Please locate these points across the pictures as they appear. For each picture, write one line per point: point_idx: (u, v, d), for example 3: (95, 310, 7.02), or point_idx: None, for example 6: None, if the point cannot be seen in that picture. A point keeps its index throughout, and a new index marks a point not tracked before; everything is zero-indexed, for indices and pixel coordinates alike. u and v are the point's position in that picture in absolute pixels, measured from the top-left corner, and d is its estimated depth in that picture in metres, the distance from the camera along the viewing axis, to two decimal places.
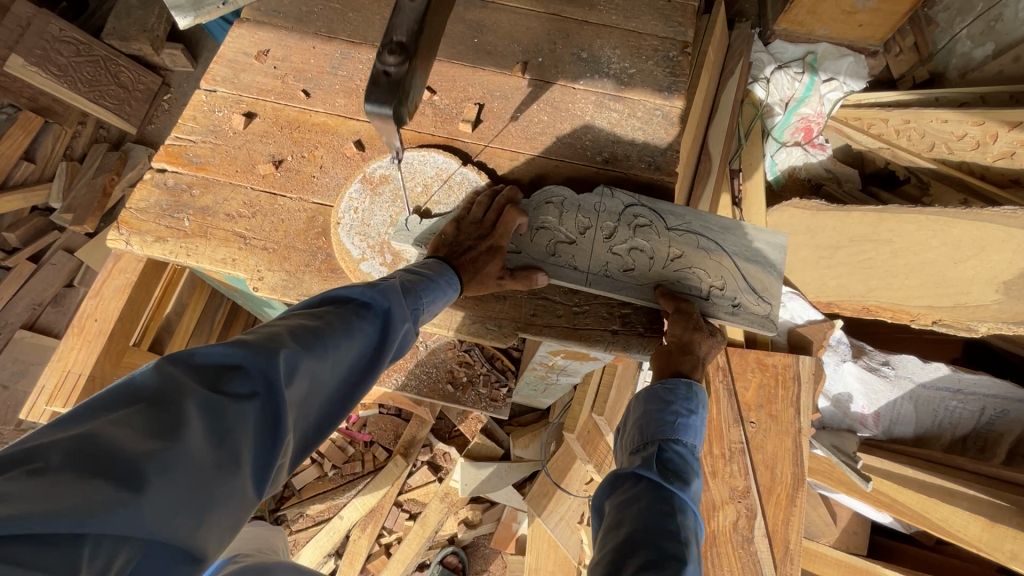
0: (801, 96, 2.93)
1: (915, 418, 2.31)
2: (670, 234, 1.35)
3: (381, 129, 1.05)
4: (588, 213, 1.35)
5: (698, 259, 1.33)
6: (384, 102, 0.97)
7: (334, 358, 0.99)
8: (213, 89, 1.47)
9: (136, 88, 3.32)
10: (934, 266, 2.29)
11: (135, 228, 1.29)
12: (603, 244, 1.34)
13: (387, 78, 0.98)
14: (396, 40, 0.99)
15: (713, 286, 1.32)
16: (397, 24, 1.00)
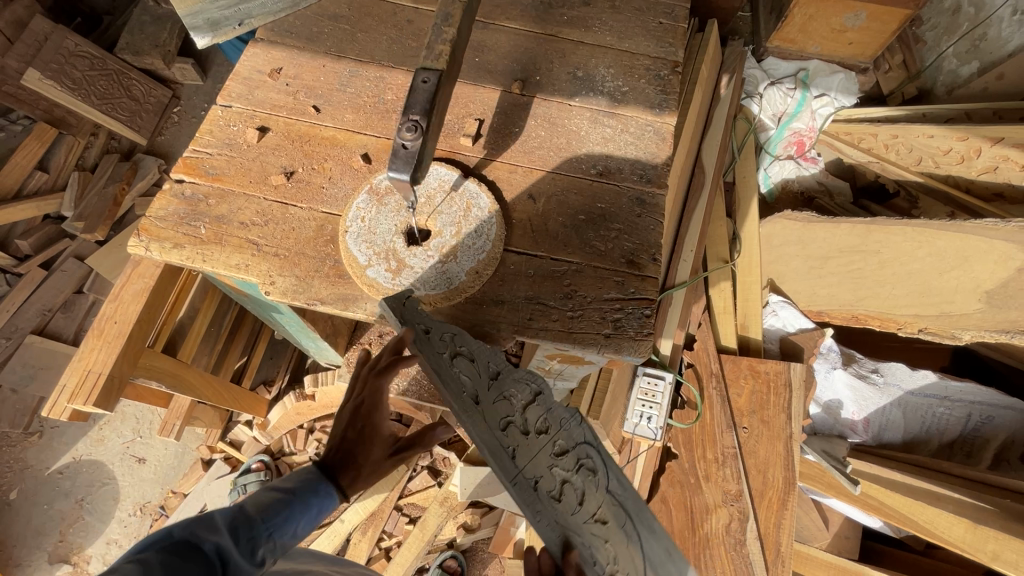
0: (793, 111, 3.03)
1: (903, 424, 2.36)
2: (604, 497, 1.37)
3: (400, 190, 1.22)
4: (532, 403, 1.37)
5: (617, 541, 1.34)
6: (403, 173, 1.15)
7: (273, 537, 1.25)
8: (228, 104, 1.55)
9: (147, 101, 3.42)
10: (920, 276, 2.36)
11: (154, 235, 1.36)
12: (547, 458, 1.36)
13: (405, 150, 1.15)
14: (412, 118, 1.16)
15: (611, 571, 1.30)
16: (412, 105, 1.18)
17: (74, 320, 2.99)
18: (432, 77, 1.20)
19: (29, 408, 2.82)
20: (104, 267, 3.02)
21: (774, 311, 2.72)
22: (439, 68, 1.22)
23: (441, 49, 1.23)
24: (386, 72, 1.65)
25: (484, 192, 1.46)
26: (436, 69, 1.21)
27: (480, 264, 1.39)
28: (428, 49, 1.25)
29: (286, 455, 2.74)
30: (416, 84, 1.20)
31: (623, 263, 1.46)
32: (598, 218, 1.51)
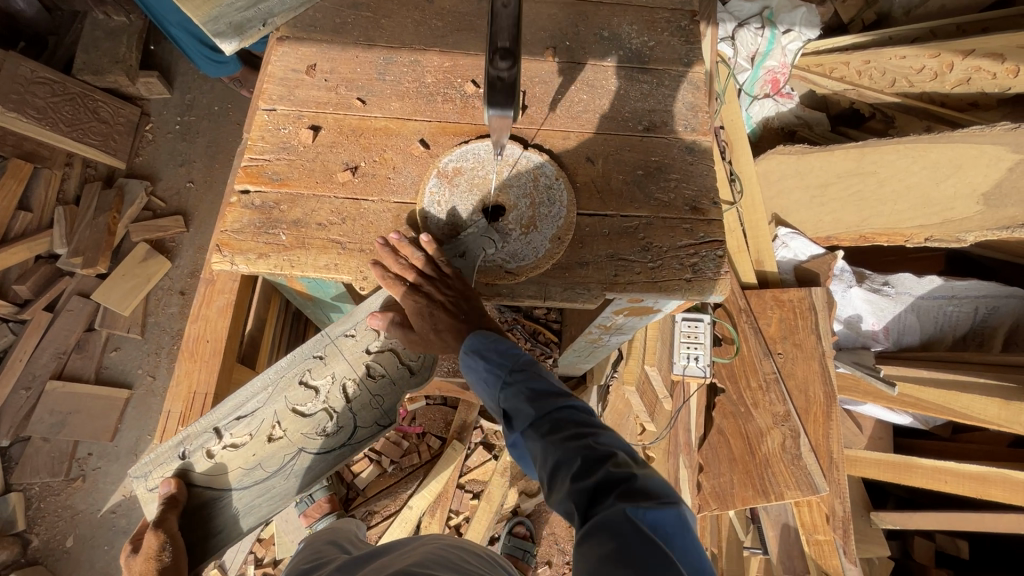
0: (765, 50, 3.07)
1: (919, 326, 2.57)
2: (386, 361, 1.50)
3: (497, 124, 1.23)
4: (390, 375, 1.51)
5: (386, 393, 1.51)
6: (504, 105, 1.16)
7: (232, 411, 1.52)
8: (272, 107, 1.53)
9: (116, 122, 3.23)
10: (920, 189, 2.54)
11: (236, 248, 1.35)
12: (346, 380, 1.51)
13: (501, 82, 1.14)
14: (502, 47, 1.13)
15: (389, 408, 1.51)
16: (498, 31, 1.13)
17: (92, 359, 2.90)
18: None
19: (66, 454, 2.76)
20: (113, 299, 2.92)
21: (785, 243, 2.80)
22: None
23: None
24: (420, 55, 1.64)
25: (547, 160, 1.51)
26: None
27: (561, 231, 1.44)
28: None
29: None
30: (496, 7, 1.13)
31: (688, 210, 1.53)
32: (656, 170, 1.58)
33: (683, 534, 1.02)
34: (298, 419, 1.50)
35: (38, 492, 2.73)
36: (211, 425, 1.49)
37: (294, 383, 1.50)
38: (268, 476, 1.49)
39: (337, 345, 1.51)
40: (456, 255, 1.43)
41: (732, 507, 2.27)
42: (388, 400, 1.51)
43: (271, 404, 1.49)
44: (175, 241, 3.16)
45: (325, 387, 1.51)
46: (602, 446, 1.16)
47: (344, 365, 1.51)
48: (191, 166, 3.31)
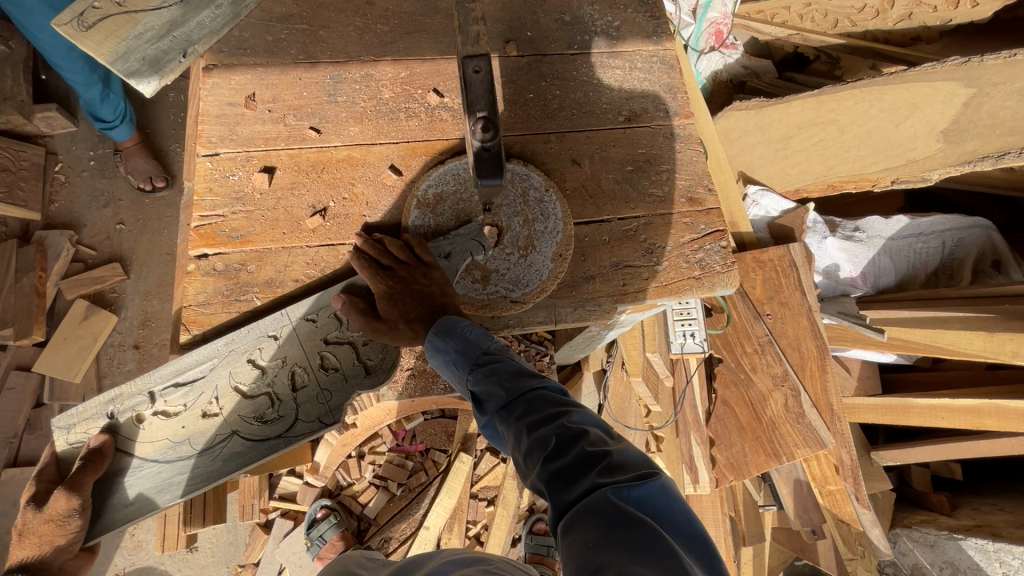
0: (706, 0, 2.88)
1: (893, 267, 2.65)
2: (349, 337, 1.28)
3: (483, 186, 1.22)
4: (343, 359, 1.28)
5: (342, 375, 1.27)
6: (493, 174, 1.16)
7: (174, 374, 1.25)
8: (214, 152, 1.33)
9: (19, 167, 2.84)
10: (880, 132, 2.57)
11: (207, 324, 1.24)
12: (300, 365, 1.26)
13: (486, 153, 1.13)
14: (482, 117, 1.09)
15: (340, 389, 1.27)
16: (474, 101, 1.08)
17: (48, 436, 2.64)
18: (484, 66, 1.07)
19: None
20: (59, 368, 2.64)
21: (755, 201, 2.74)
22: (483, 50, 1.08)
23: (478, 30, 1.09)
24: (371, 68, 1.46)
25: (534, 171, 1.40)
26: (484, 53, 1.08)
27: (562, 247, 1.36)
28: (462, 33, 1.10)
29: (346, 489, 2.67)
30: (468, 76, 1.07)
31: (685, 202, 1.46)
32: (644, 163, 1.49)
33: (669, 507, 0.97)
34: (239, 402, 1.24)
35: None
36: (144, 388, 1.23)
37: (241, 361, 1.24)
38: (189, 455, 1.22)
39: (296, 329, 1.25)
40: (440, 256, 1.32)
41: (748, 474, 2.36)
42: (338, 391, 1.27)
43: (211, 381, 1.23)
44: (116, 291, 2.86)
45: (274, 371, 1.25)
46: (578, 424, 1.08)
47: (299, 349, 1.25)
48: (118, 206, 2.98)
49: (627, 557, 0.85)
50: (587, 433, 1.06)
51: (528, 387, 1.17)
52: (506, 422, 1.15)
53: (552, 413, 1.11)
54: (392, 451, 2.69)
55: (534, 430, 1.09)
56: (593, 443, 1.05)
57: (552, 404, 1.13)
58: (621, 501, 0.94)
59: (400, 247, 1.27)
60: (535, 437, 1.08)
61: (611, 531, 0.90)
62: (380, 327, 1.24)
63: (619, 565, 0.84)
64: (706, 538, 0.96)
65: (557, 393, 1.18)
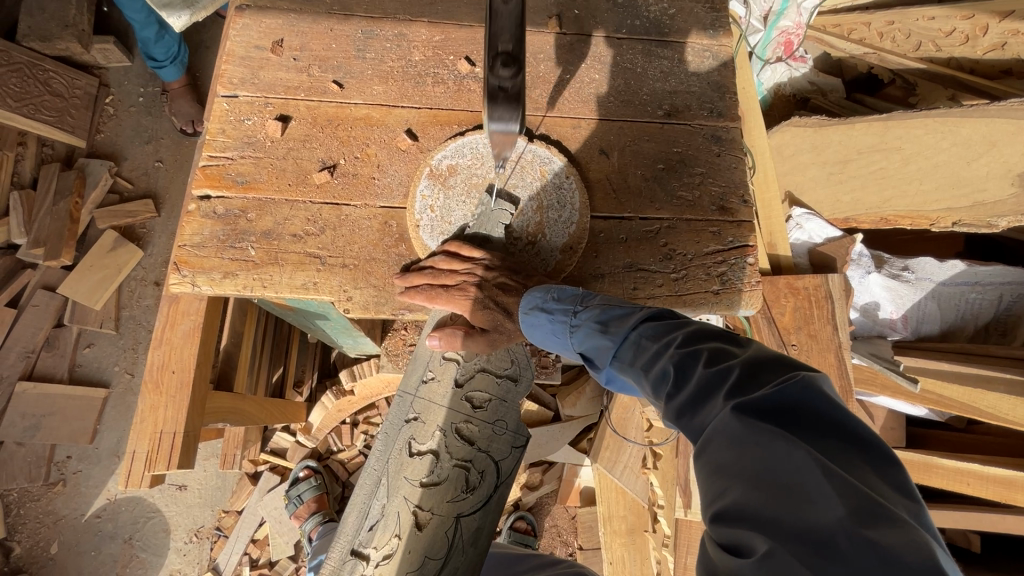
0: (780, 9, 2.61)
1: (939, 315, 2.45)
2: (474, 379, 1.43)
3: (502, 135, 1.14)
4: (494, 393, 1.43)
5: (496, 407, 1.43)
6: (506, 117, 1.07)
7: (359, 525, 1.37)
8: (233, 93, 1.30)
9: (72, 94, 2.90)
10: (948, 167, 2.39)
11: (197, 266, 1.16)
12: (461, 425, 1.41)
13: (503, 92, 1.02)
14: (504, 51, 1.00)
15: (503, 416, 1.43)
16: (498, 31, 1.01)
17: (64, 356, 2.70)
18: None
19: (42, 458, 2.59)
20: (81, 293, 2.70)
21: (799, 224, 2.58)
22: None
23: None
24: (406, 28, 1.40)
25: (556, 156, 1.32)
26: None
27: (574, 238, 1.28)
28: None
29: (335, 454, 2.64)
30: (495, 3, 1.01)
31: (714, 209, 1.35)
32: (678, 163, 1.39)
33: (819, 404, 0.77)
34: (435, 493, 1.37)
35: (17, 497, 2.57)
36: (351, 548, 1.35)
37: (406, 459, 1.38)
38: (443, 564, 1.35)
39: (422, 400, 1.41)
40: (479, 241, 1.27)
41: None
42: (505, 416, 1.44)
43: (396, 492, 1.37)
44: (146, 226, 2.93)
45: (439, 444, 1.40)
46: (694, 349, 0.95)
47: (442, 414, 1.40)
48: (159, 144, 3.04)
49: (754, 478, 0.75)
50: (702, 356, 0.93)
51: (631, 330, 1.06)
52: (623, 371, 1.07)
53: (662, 350, 0.99)
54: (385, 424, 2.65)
55: (652, 373, 0.99)
56: (712, 365, 0.90)
57: (659, 339, 1.01)
58: (748, 414, 0.80)
59: (444, 257, 1.20)
60: (654, 378, 0.98)
61: (739, 449, 0.78)
62: (492, 337, 1.25)
63: (746, 493, 0.75)
64: (868, 431, 0.76)
65: (667, 322, 1.05)
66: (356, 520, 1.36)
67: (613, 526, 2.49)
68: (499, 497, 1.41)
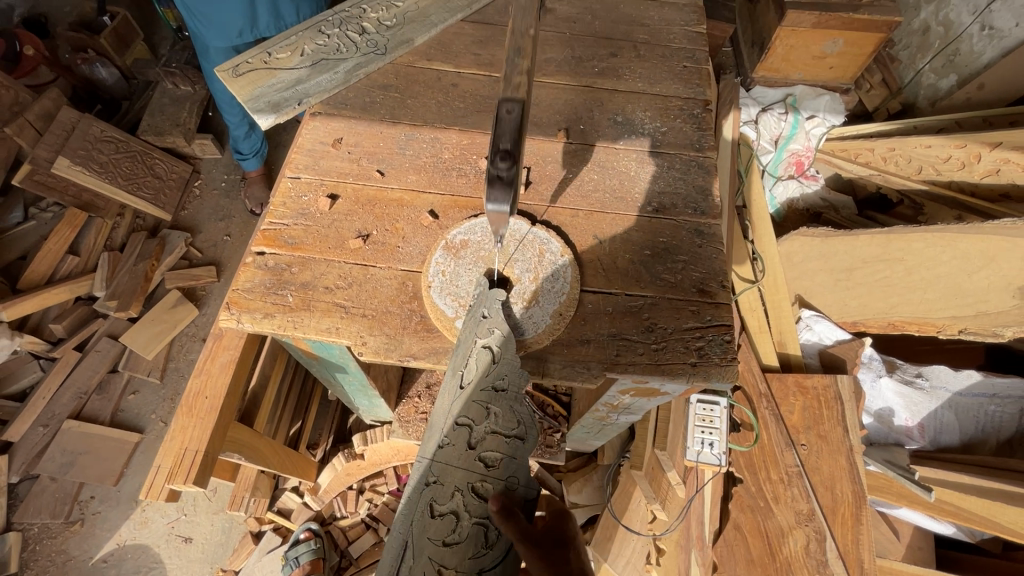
0: (789, 133, 3.09)
1: (959, 427, 2.37)
2: (491, 427, 1.36)
3: (495, 219, 1.28)
4: (506, 450, 1.34)
5: (515, 458, 1.34)
6: (501, 203, 1.23)
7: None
8: (297, 175, 1.63)
9: (170, 178, 3.47)
10: (951, 279, 2.44)
11: (244, 307, 1.39)
12: (475, 490, 1.32)
13: (500, 180, 1.20)
14: (503, 148, 1.20)
15: (523, 467, 1.34)
16: (500, 134, 1.21)
17: (111, 400, 2.95)
18: (515, 107, 1.24)
19: (69, 496, 2.73)
20: (139, 343, 3.00)
21: (808, 326, 2.72)
22: (518, 99, 1.27)
23: (518, 82, 1.33)
24: (440, 133, 1.73)
25: (554, 237, 1.54)
26: (517, 100, 1.26)
27: (563, 306, 1.45)
28: (506, 82, 1.33)
29: (337, 520, 2.71)
30: (500, 113, 1.24)
31: (695, 292, 1.51)
32: (664, 251, 1.58)
33: None
34: (458, 554, 1.26)
35: (36, 533, 2.69)
36: None
37: (427, 519, 1.29)
38: None
39: (442, 450, 1.35)
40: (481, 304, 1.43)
41: None
42: (519, 474, 1.33)
43: (419, 556, 1.26)
44: (207, 289, 3.30)
45: (459, 499, 1.31)
46: None
47: (462, 466, 1.33)
48: (231, 221, 3.52)
49: None
50: None
51: None
52: None
53: None
54: (391, 494, 2.74)
55: None
56: None
57: None
58: None
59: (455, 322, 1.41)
60: None
61: None
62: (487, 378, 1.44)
63: None
64: None
65: None
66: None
67: None
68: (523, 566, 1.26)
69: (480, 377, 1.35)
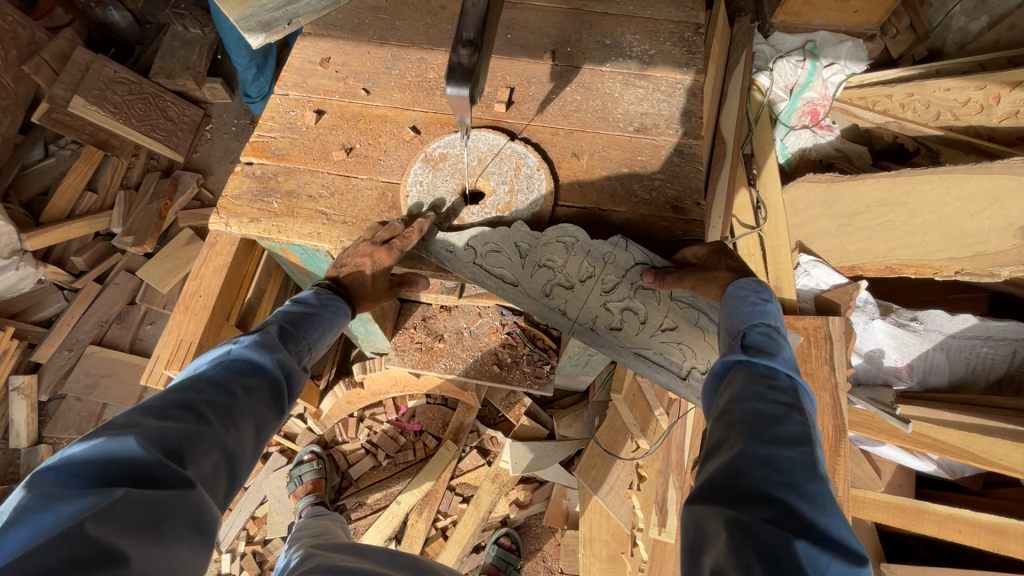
0: (804, 81, 2.87)
1: (948, 367, 2.38)
2: (552, 254, 1.47)
3: (457, 107, 1.30)
4: (596, 262, 1.46)
5: (592, 253, 1.46)
6: (460, 86, 1.22)
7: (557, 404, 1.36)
8: (286, 93, 1.67)
9: (181, 120, 3.55)
10: (952, 220, 2.41)
11: (232, 211, 1.47)
12: (599, 297, 1.48)
13: (461, 66, 1.23)
14: (466, 37, 1.24)
15: (606, 254, 1.46)
16: (464, 27, 1.26)
17: (130, 330, 3.13)
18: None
19: (93, 414, 2.95)
20: (154, 277, 3.14)
21: (806, 270, 2.65)
22: None
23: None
24: (426, 54, 1.74)
25: (531, 152, 1.58)
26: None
27: (537, 217, 1.52)
28: None
29: (339, 444, 2.87)
30: (466, 6, 1.27)
31: (668, 208, 1.54)
32: (641, 169, 1.59)
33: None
34: (623, 330, 1.48)
35: (65, 447, 2.92)
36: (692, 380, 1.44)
37: (589, 333, 1.48)
38: None
39: (545, 287, 1.49)
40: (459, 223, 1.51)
41: None
42: (599, 250, 1.46)
43: (631, 344, 1.48)
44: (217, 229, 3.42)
45: (589, 300, 1.48)
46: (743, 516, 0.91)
47: (569, 284, 1.48)
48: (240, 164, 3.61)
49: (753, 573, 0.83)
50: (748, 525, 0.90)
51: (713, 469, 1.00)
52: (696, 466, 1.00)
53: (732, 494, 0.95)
54: (390, 423, 2.90)
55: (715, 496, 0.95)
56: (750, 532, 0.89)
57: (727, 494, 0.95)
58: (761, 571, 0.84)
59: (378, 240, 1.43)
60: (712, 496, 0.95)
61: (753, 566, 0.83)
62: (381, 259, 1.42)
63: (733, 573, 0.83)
64: None
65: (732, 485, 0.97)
66: (653, 374, 1.47)
67: (591, 549, 2.47)
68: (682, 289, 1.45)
69: (525, 239, 1.47)
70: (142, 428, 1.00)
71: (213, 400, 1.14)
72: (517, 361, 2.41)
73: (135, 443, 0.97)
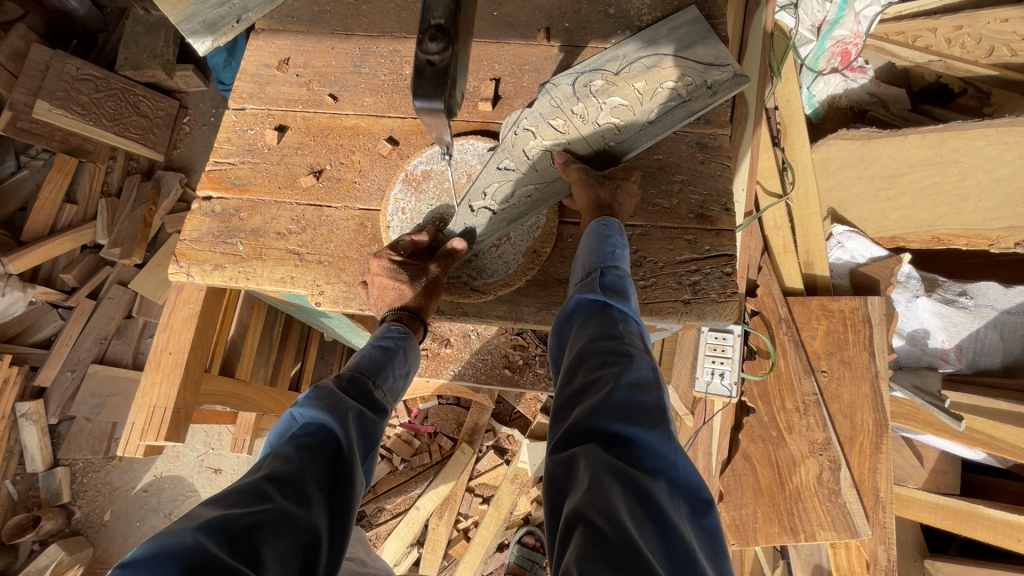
0: (835, 16, 2.38)
1: (1002, 347, 2.17)
2: (514, 145, 1.35)
3: (433, 124, 1.08)
4: (553, 111, 1.36)
5: (535, 115, 1.36)
6: (432, 95, 1.00)
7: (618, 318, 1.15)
8: (241, 107, 1.45)
9: (156, 115, 3.30)
10: (1010, 183, 2.13)
11: (193, 258, 1.30)
12: (586, 129, 1.35)
13: (431, 67, 1.01)
14: (434, 25, 1.02)
15: (544, 108, 1.36)
16: (433, 9, 1.03)
17: (130, 345, 3.04)
18: None
19: (105, 433, 2.95)
20: (149, 288, 3.04)
21: (840, 243, 2.40)
22: None
23: None
24: (400, 45, 1.48)
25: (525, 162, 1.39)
26: None
27: (538, 242, 1.33)
28: None
29: None
30: None
31: (692, 218, 1.31)
32: (657, 171, 1.36)
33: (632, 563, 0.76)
34: (628, 126, 1.34)
35: (82, 467, 2.93)
36: (679, 91, 1.33)
37: (620, 152, 1.33)
38: (672, 45, 1.37)
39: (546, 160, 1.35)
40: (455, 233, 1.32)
41: (755, 542, 2.12)
42: (539, 109, 1.37)
43: (647, 128, 1.33)
44: None
45: (587, 134, 1.35)
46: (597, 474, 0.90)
47: (558, 139, 1.35)
48: None
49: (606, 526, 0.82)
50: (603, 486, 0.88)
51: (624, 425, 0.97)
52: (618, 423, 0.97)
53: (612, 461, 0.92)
54: (403, 426, 2.83)
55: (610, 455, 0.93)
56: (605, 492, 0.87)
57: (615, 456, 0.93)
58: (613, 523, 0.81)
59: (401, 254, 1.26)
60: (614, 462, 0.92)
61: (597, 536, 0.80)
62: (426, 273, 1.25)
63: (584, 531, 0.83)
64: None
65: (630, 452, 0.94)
66: (678, 126, 1.33)
67: None
68: (611, 61, 1.37)
69: (499, 159, 1.35)
70: (201, 518, 0.89)
71: (276, 469, 1.02)
72: (529, 363, 2.27)
73: (193, 535, 0.85)
